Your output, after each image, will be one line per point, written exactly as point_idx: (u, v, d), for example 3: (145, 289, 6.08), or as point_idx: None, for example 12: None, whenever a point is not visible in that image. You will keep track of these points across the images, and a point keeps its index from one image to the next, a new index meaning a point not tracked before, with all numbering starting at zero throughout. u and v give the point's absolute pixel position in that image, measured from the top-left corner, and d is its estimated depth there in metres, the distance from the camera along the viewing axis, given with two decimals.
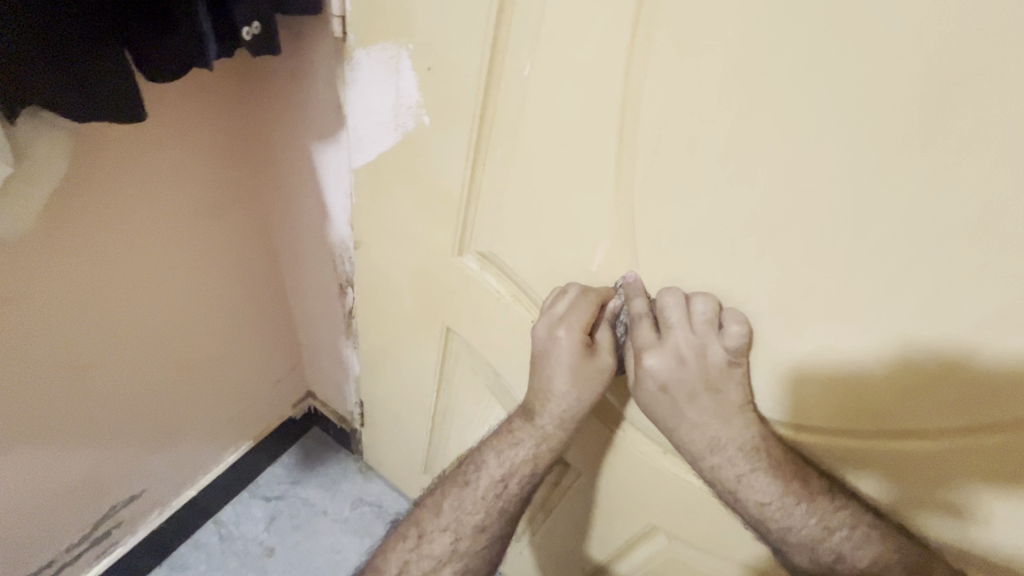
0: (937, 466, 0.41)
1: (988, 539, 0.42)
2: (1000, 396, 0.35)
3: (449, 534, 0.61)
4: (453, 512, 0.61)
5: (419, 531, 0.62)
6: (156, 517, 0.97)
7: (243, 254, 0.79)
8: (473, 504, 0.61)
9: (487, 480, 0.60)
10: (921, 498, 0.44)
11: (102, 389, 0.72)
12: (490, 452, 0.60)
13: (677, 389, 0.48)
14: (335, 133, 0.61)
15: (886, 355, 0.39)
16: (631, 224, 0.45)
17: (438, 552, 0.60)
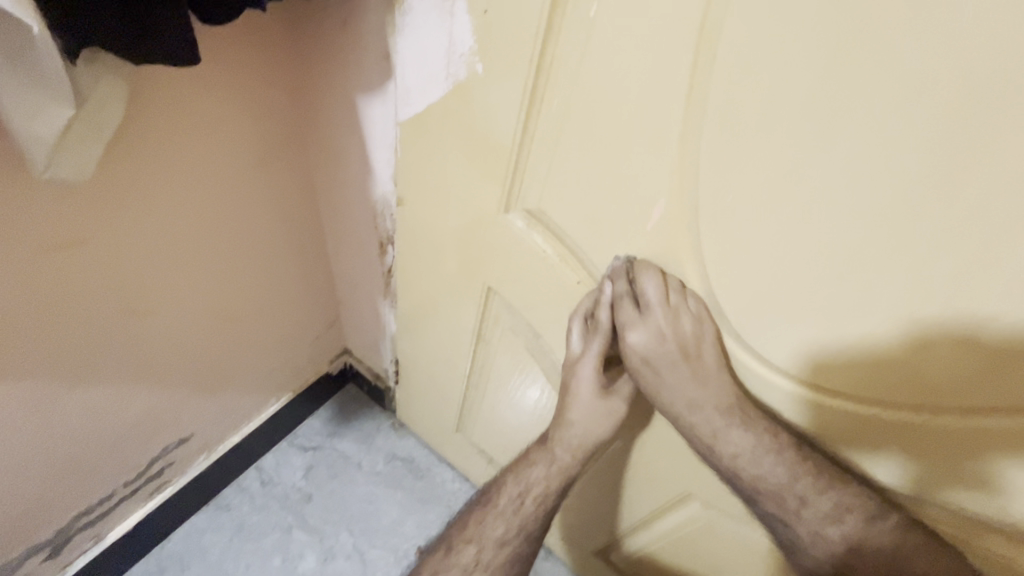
0: (966, 441, 0.41)
1: None
2: None
3: (475, 554, 0.65)
4: (476, 527, 0.67)
5: (448, 549, 0.67)
6: (202, 460, 1.02)
7: (287, 208, 0.80)
8: (495, 519, 0.66)
9: (507, 503, 0.66)
10: (946, 471, 0.44)
11: (155, 335, 0.75)
12: (510, 480, 0.67)
13: (659, 360, 0.52)
14: (381, 84, 0.59)
15: (958, 327, 0.36)
16: (691, 184, 0.43)
17: (465, 565, 0.65)
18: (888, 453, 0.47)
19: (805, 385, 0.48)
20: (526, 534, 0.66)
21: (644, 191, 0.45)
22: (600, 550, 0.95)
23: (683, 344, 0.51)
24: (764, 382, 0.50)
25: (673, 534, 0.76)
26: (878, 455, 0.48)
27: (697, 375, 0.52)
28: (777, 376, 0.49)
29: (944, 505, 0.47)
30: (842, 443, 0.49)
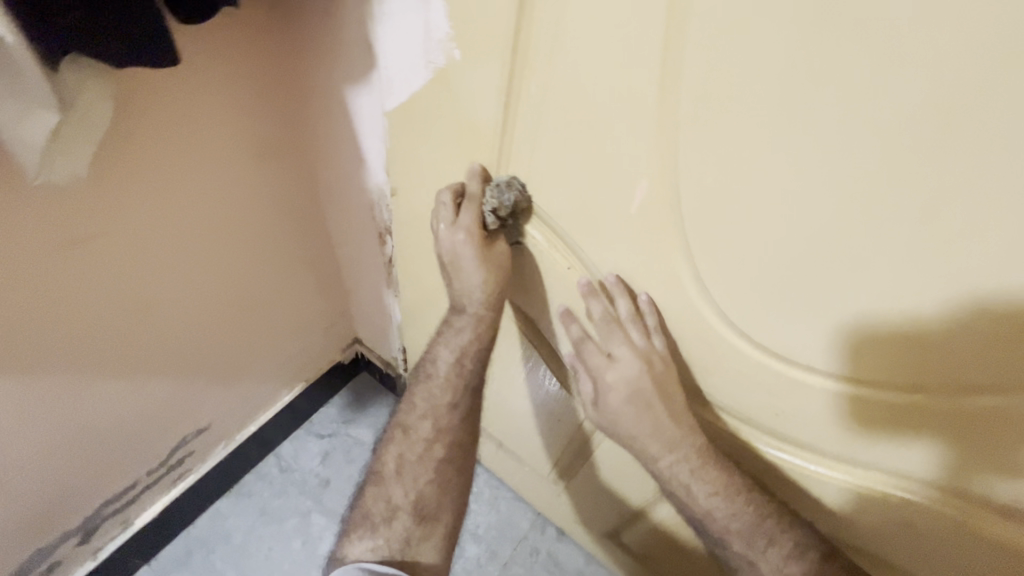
0: (998, 424, 0.38)
1: None
2: None
3: (427, 427, 0.65)
4: (426, 400, 0.66)
5: (402, 429, 0.66)
6: (222, 448, 1.06)
7: (288, 201, 0.81)
8: (441, 387, 0.65)
9: (446, 369, 0.65)
10: (976, 455, 0.42)
11: (167, 330, 0.77)
12: (441, 342, 0.65)
13: (637, 396, 0.54)
14: (366, 75, 0.59)
15: (957, 307, 0.35)
16: (673, 167, 0.41)
17: (423, 438, 0.65)
18: (896, 439, 0.46)
19: (803, 368, 0.47)
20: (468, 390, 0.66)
21: (625, 174, 0.44)
22: (612, 529, 0.96)
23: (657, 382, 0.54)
24: (778, 369, 0.48)
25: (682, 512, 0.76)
26: (901, 443, 0.46)
27: (668, 413, 0.54)
28: (775, 361, 0.48)
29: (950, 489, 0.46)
30: (845, 436, 0.49)
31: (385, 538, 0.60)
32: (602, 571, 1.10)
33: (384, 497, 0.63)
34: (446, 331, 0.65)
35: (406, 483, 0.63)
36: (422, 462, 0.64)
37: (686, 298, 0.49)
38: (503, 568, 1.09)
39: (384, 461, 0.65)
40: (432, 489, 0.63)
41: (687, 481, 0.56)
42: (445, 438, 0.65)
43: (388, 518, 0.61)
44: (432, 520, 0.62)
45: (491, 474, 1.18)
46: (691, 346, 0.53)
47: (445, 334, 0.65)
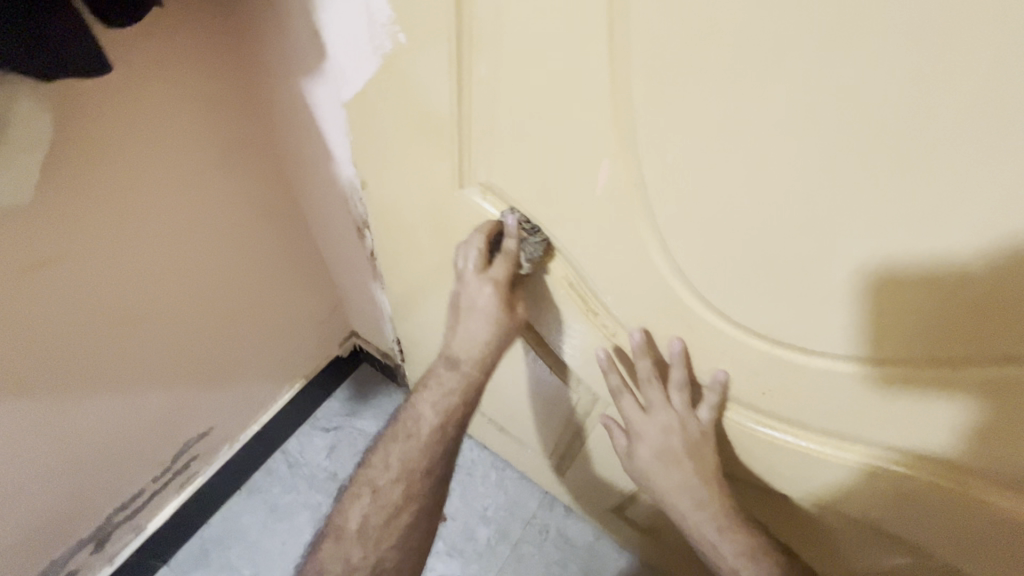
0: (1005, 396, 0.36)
1: None
2: None
3: (398, 492, 0.67)
4: (399, 460, 0.68)
5: (372, 489, 0.68)
6: (227, 449, 1.07)
7: (262, 201, 0.79)
8: (418, 453, 0.68)
9: (425, 434, 0.68)
10: (977, 428, 0.40)
11: (153, 340, 0.76)
12: (424, 403, 0.69)
13: (666, 450, 0.62)
14: (318, 67, 0.56)
15: (942, 274, 0.33)
16: (633, 144, 0.39)
17: (393, 501, 0.67)
18: (891, 415, 0.44)
19: (785, 347, 0.45)
20: (445, 434, 0.68)
21: (585, 155, 0.42)
22: (616, 506, 0.97)
23: (688, 441, 0.60)
24: (763, 346, 0.46)
25: None
26: (901, 420, 0.44)
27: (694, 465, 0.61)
28: (757, 340, 0.46)
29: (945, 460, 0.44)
30: (837, 412, 0.47)
31: None
32: (611, 545, 1.11)
33: (343, 554, 0.65)
34: (432, 387, 0.68)
35: (369, 544, 0.65)
36: (382, 527, 0.66)
37: (661, 279, 0.47)
38: (512, 547, 1.10)
39: (348, 517, 0.68)
40: (393, 557, 0.66)
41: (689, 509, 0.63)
42: (414, 504, 0.68)
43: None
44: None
45: (496, 457, 1.18)
46: (672, 327, 0.52)
47: (427, 391, 0.69)
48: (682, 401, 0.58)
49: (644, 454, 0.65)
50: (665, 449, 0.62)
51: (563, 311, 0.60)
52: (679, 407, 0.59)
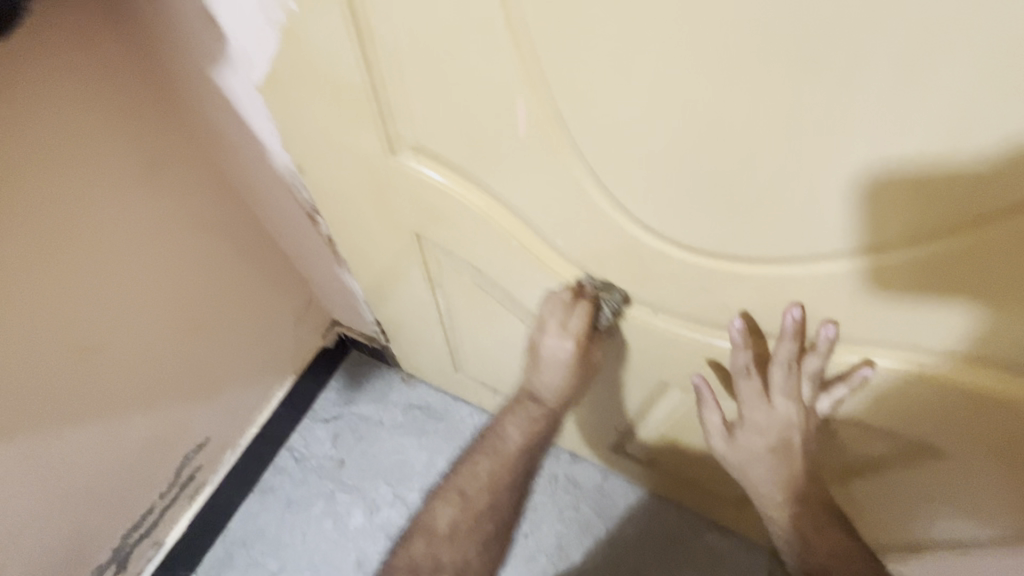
0: (949, 266, 0.37)
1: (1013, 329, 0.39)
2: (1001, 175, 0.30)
3: (479, 486, 0.79)
4: (488, 473, 0.80)
5: (459, 495, 0.79)
6: (230, 455, 1.08)
7: (205, 203, 0.77)
8: (496, 460, 0.80)
9: (511, 448, 0.79)
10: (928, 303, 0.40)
11: (125, 363, 0.75)
12: (512, 423, 0.79)
13: (772, 428, 0.63)
14: (224, 54, 0.54)
15: (864, 154, 0.32)
16: (543, 75, 0.38)
17: (477, 507, 0.79)
18: (851, 308, 0.44)
19: (733, 259, 0.45)
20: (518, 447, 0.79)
21: (500, 97, 0.41)
22: (616, 444, 0.99)
23: (802, 423, 0.61)
24: (715, 262, 0.46)
25: (672, 414, 0.78)
26: (857, 311, 0.44)
27: (789, 434, 0.63)
28: (708, 258, 0.46)
29: (900, 339, 0.46)
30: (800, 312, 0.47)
31: None
32: (619, 482, 1.14)
33: (432, 552, 0.76)
34: (518, 415, 0.78)
35: (454, 545, 0.77)
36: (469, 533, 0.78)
37: (603, 213, 0.47)
38: (525, 499, 1.14)
39: (438, 518, 0.78)
40: (475, 555, 0.78)
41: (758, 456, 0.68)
42: (490, 516, 0.80)
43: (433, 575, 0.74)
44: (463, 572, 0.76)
45: None
46: (626, 260, 0.51)
47: (514, 414, 0.78)
48: (813, 390, 0.57)
49: (749, 433, 0.65)
50: (763, 425, 0.63)
51: (522, 263, 0.60)
52: (806, 395, 0.57)
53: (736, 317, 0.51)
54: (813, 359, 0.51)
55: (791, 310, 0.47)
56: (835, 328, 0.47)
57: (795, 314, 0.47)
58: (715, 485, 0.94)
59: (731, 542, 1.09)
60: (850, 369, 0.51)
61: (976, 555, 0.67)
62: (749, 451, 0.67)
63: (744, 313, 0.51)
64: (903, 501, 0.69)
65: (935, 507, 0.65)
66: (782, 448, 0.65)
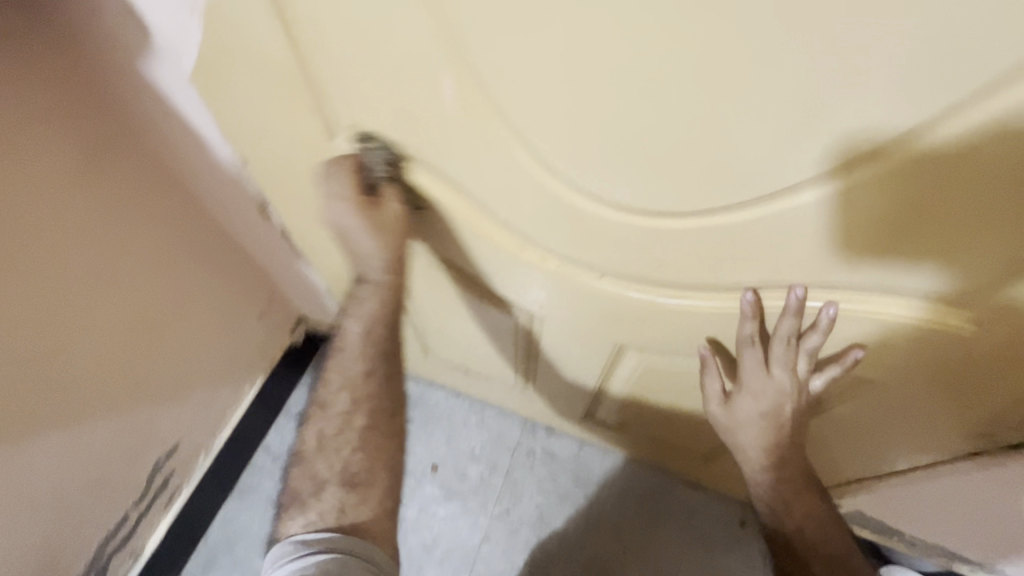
0: (851, 201, 0.40)
1: (914, 251, 0.43)
2: (885, 110, 0.32)
3: (348, 403, 0.68)
4: (338, 375, 0.69)
5: (320, 407, 0.69)
6: (204, 458, 1.07)
7: (152, 203, 0.76)
8: (353, 360, 0.69)
9: (355, 342, 0.68)
10: (840, 239, 0.44)
11: (86, 371, 0.74)
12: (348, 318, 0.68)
13: (767, 396, 0.67)
14: (149, 45, 0.53)
15: (765, 106, 0.35)
16: (463, 49, 0.39)
17: (341, 409, 0.68)
18: (776, 252, 0.47)
19: (665, 216, 0.48)
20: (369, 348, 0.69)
21: (424, 71, 0.41)
22: (587, 411, 1.02)
23: (797, 395, 0.65)
24: (651, 222, 0.49)
25: (633, 375, 0.81)
26: (781, 253, 0.48)
27: (782, 403, 0.67)
28: (642, 218, 0.49)
29: (824, 278, 0.49)
30: (732, 261, 0.50)
31: (317, 511, 0.63)
32: (595, 450, 1.18)
33: (310, 474, 0.66)
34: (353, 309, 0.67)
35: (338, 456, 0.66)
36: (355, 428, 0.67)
37: (539, 181, 0.48)
38: (504, 475, 1.16)
39: (315, 466, 0.67)
40: (361, 466, 0.66)
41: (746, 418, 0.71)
42: (371, 415, 0.69)
43: (316, 494, 0.64)
44: (363, 488, 0.65)
45: (472, 400, 1.22)
46: (568, 226, 0.53)
47: (354, 302, 0.67)
48: (811, 366, 0.61)
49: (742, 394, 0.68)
50: (756, 392, 0.67)
51: (474, 239, 0.61)
52: (804, 370, 0.62)
53: (749, 289, 0.52)
54: (811, 335, 0.55)
55: (794, 289, 0.50)
56: (835, 311, 0.51)
57: (796, 293, 0.50)
58: (682, 442, 0.97)
59: (703, 496, 1.13)
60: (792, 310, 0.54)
61: (913, 479, 0.73)
62: (739, 411, 0.71)
63: (753, 288, 0.53)
64: (855, 437, 0.73)
65: (881, 438, 0.70)
66: (772, 414, 0.69)
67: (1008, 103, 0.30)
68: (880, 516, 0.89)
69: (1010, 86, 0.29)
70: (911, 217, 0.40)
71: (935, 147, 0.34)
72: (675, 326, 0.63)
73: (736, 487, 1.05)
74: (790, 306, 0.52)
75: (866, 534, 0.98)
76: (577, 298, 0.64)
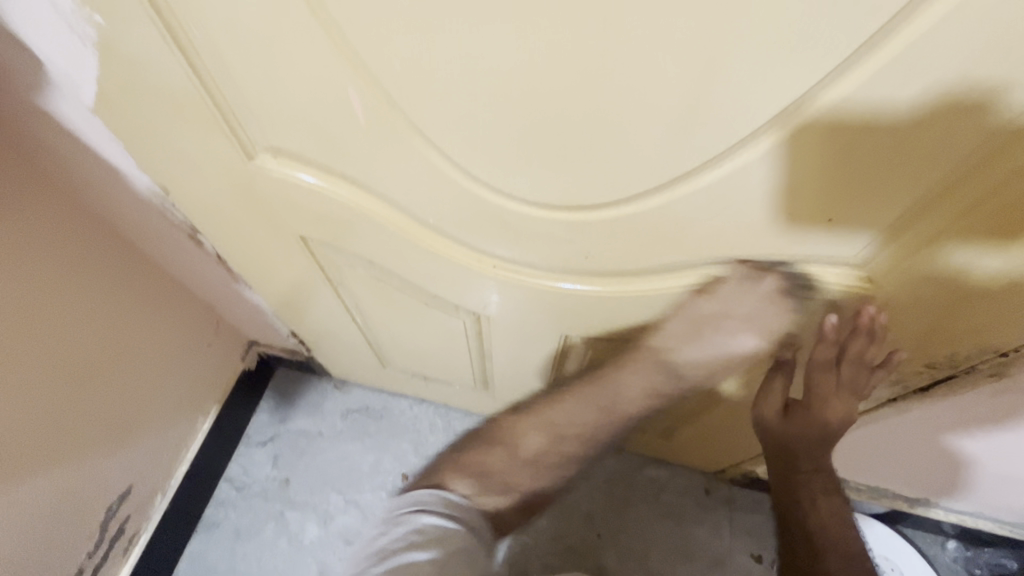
0: (752, 176, 0.42)
1: (821, 223, 0.46)
2: (755, 93, 0.35)
3: (576, 429, 0.83)
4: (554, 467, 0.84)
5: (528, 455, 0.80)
6: (162, 499, 1.03)
7: (71, 242, 0.73)
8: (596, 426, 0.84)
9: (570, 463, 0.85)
10: (749, 215, 0.47)
11: (16, 422, 0.70)
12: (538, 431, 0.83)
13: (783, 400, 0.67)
14: (45, 80, 0.51)
15: (650, 97, 0.37)
16: (364, 63, 0.39)
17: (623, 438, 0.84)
18: (693, 231, 0.50)
19: (581, 209, 0.50)
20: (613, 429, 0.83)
21: (334, 85, 0.42)
22: None
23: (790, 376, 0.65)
24: (573, 214, 0.51)
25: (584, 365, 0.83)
26: (702, 232, 0.50)
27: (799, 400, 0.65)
28: (562, 212, 0.51)
29: (732, 255, 0.53)
30: (656, 245, 0.53)
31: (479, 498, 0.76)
32: None
33: (504, 476, 0.79)
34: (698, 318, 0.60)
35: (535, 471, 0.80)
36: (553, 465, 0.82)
37: (460, 185, 0.50)
38: None
39: (540, 439, 0.82)
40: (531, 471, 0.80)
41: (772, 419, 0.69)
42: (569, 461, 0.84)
43: (500, 492, 0.78)
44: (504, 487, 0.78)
45: (436, 406, 1.23)
46: (496, 227, 0.55)
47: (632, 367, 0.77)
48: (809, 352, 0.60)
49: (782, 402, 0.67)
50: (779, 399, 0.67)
51: (410, 249, 0.62)
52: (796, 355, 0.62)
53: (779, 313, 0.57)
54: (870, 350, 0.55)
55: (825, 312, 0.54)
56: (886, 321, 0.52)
57: (867, 312, 0.51)
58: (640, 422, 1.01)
59: (668, 471, 1.18)
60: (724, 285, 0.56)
61: (854, 432, 0.77)
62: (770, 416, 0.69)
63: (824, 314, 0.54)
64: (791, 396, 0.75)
65: None
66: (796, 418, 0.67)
67: (857, 82, 0.33)
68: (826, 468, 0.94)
69: (852, 68, 0.33)
70: (793, 195, 0.44)
71: (803, 125, 0.37)
72: (617, 314, 0.65)
73: (695, 458, 1.10)
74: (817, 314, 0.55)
75: None
76: (520, 295, 0.66)
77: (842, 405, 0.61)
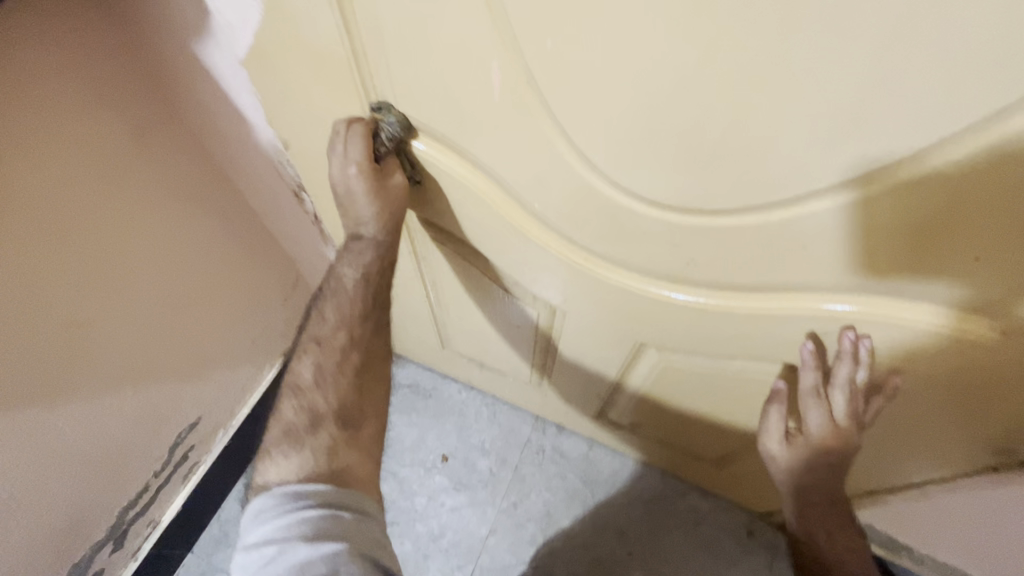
0: (898, 208, 0.40)
1: (963, 266, 0.42)
2: (919, 123, 0.33)
3: (336, 327, 0.64)
4: (323, 382, 0.62)
5: (285, 436, 0.59)
6: (223, 436, 1.09)
7: (192, 180, 0.80)
8: (306, 353, 0.64)
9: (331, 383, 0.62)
10: (881, 247, 0.44)
11: (115, 342, 0.76)
12: (299, 372, 0.64)
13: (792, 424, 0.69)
14: (205, 25, 0.55)
15: (800, 114, 0.35)
16: (516, 42, 0.40)
17: (338, 346, 0.64)
18: (811, 254, 0.47)
19: (697, 215, 0.49)
20: (340, 372, 0.63)
21: (473, 56, 0.43)
22: (600, 411, 1.03)
23: (813, 415, 0.65)
24: (686, 219, 0.50)
25: (652, 376, 0.82)
26: (819, 257, 0.47)
27: (809, 426, 0.67)
28: (673, 215, 0.50)
29: (845, 286, 0.50)
30: (761, 262, 0.51)
31: (303, 445, 0.58)
32: (605, 451, 1.19)
33: (306, 406, 0.61)
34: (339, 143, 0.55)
35: (329, 390, 0.62)
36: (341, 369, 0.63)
37: (576, 174, 0.50)
38: (513, 470, 1.18)
39: (303, 373, 0.64)
40: (318, 402, 0.61)
41: (775, 445, 0.73)
42: (361, 346, 0.65)
43: (311, 429, 0.59)
44: (309, 433, 0.59)
45: (484, 394, 1.23)
46: (601, 222, 0.55)
47: (347, 253, 0.64)
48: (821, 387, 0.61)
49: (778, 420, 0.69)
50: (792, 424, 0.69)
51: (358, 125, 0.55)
52: (809, 389, 0.62)
53: (803, 340, 0.58)
54: (858, 371, 0.57)
55: (806, 344, 0.58)
56: (870, 344, 0.54)
57: (849, 337, 0.53)
58: (694, 446, 0.98)
59: (710, 503, 1.14)
60: (829, 315, 0.53)
61: (942, 496, 0.71)
62: (770, 438, 0.72)
63: (814, 338, 0.57)
64: (876, 444, 0.69)
65: (908, 448, 0.66)
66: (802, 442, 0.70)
67: None
68: (892, 530, 0.88)
69: None
70: (934, 233, 0.40)
71: (967, 160, 0.34)
72: (702, 329, 0.63)
73: (745, 496, 1.05)
74: (807, 360, 0.59)
75: (875, 550, 0.97)
76: (607, 293, 0.65)
77: (835, 433, 0.65)
